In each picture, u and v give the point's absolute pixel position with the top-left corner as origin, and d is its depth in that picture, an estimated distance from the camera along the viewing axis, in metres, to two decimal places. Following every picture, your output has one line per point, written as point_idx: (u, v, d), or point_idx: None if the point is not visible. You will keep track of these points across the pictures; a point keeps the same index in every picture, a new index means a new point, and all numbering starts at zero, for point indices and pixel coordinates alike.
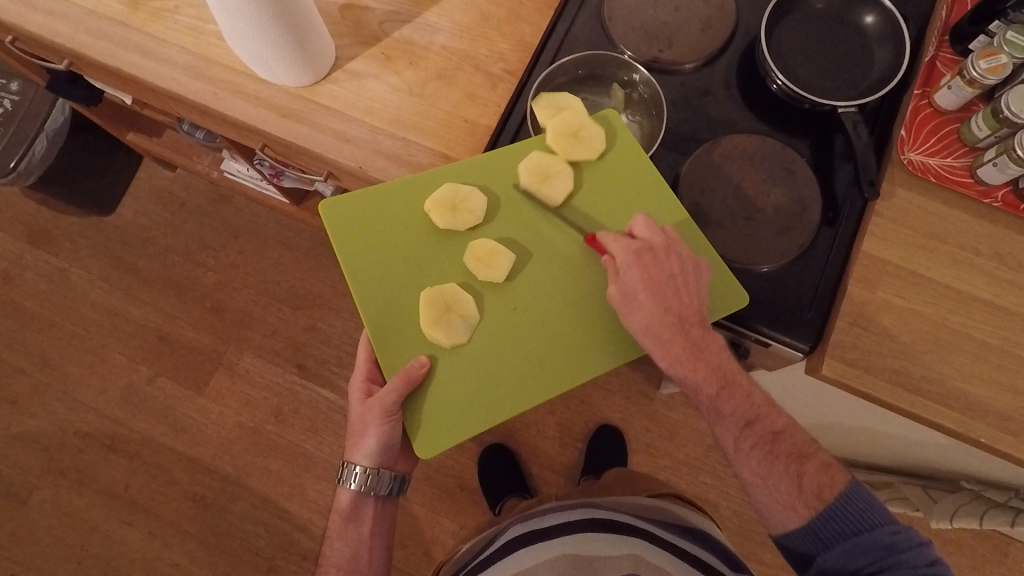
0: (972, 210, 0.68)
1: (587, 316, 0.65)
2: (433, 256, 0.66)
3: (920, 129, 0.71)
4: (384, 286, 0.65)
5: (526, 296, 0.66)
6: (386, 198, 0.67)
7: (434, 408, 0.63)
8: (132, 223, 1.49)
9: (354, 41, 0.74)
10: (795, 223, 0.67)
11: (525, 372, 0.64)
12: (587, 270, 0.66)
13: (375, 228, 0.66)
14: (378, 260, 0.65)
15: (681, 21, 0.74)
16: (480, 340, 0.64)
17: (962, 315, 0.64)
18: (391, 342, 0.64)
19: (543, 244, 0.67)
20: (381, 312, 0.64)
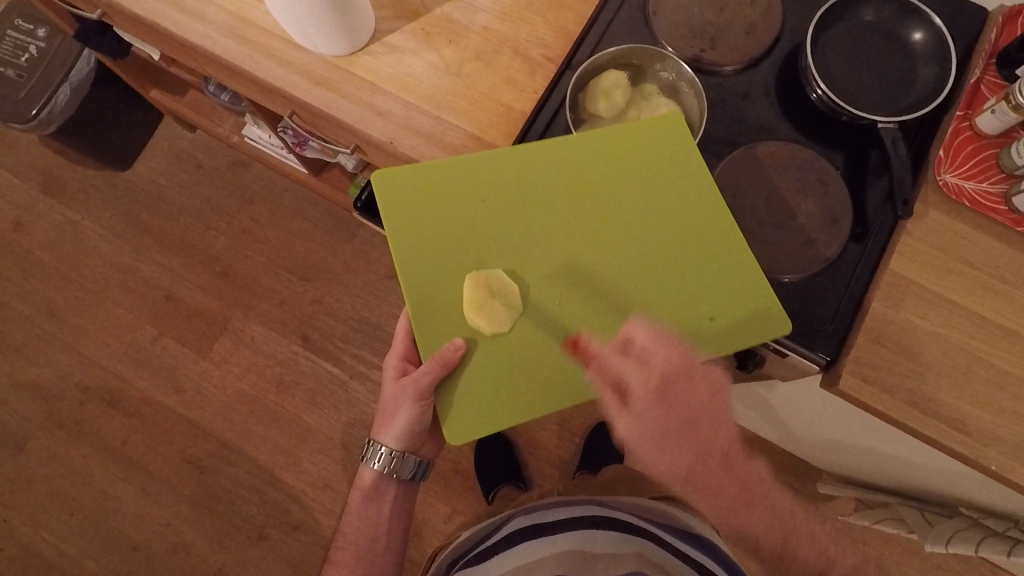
0: (1004, 238, 0.67)
1: (627, 322, 0.64)
2: (480, 241, 0.65)
3: (959, 150, 0.69)
4: (429, 265, 0.64)
5: (569, 294, 0.64)
6: (443, 176, 0.66)
7: (463, 395, 0.63)
8: (148, 181, 1.48)
9: (393, 14, 0.73)
10: (824, 236, 0.67)
11: (559, 372, 0.63)
12: (632, 276, 0.65)
13: (423, 202, 0.65)
14: (423, 237, 0.64)
15: (726, 22, 0.73)
16: (518, 335, 0.64)
17: (984, 342, 0.64)
18: (430, 320, 0.63)
19: (592, 243, 0.65)
20: (423, 292, 0.63)
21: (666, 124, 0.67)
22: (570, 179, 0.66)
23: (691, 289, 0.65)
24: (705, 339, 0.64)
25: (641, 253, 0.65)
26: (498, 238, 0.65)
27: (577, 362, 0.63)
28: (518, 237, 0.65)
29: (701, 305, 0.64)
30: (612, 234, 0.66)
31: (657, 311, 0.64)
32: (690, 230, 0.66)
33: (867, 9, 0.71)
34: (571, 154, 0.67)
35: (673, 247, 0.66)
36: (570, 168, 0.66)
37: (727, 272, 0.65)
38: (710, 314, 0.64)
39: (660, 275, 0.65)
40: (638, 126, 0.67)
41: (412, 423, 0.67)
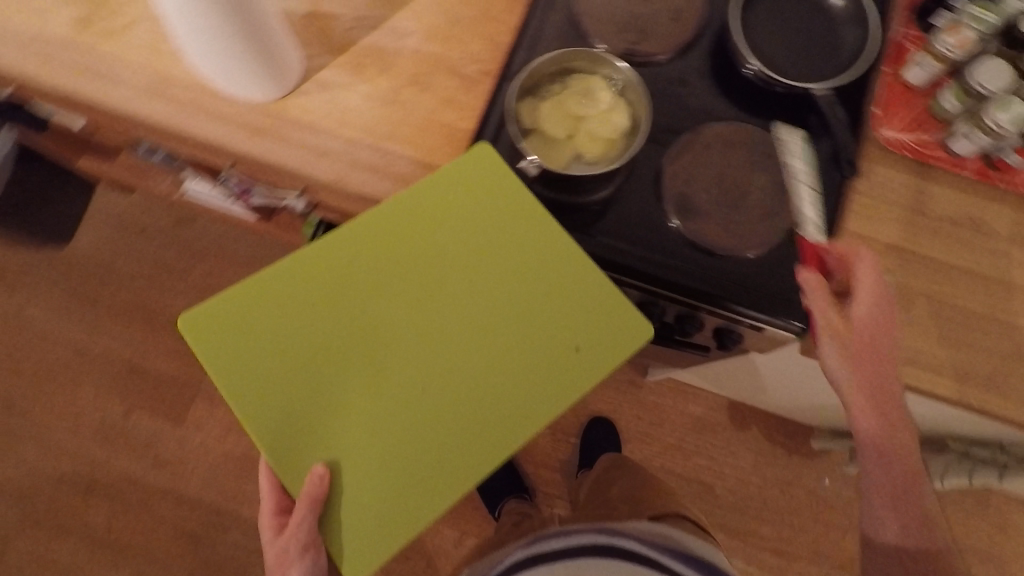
0: (946, 181, 0.69)
1: (512, 376, 0.55)
2: (323, 343, 0.55)
3: (894, 105, 0.72)
4: (272, 397, 0.53)
5: (437, 364, 0.55)
6: (251, 292, 0.55)
7: (357, 519, 0.52)
8: (92, 253, 1.43)
9: (321, 50, 0.71)
10: (778, 207, 0.68)
11: (455, 451, 0.53)
12: (498, 317, 0.57)
13: (238, 325, 0.54)
14: (256, 364, 0.54)
15: (653, 12, 0.74)
16: (395, 428, 0.53)
17: (944, 285, 0.66)
18: (291, 457, 0.52)
19: (438, 307, 0.56)
20: (274, 426, 0.52)
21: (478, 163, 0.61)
22: (399, 246, 0.58)
23: (562, 312, 0.57)
24: (588, 369, 0.56)
25: (498, 294, 0.57)
26: (336, 337, 0.55)
27: (470, 436, 0.53)
28: (357, 330, 0.55)
29: (565, 334, 0.57)
30: (457, 292, 0.57)
31: (531, 359, 0.56)
32: (543, 264, 0.58)
33: None
34: (394, 219, 0.59)
35: (527, 286, 0.58)
36: (396, 235, 0.58)
37: (589, 291, 0.58)
38: (583, 341, 0.57)
39: (526, 314, 0.57)
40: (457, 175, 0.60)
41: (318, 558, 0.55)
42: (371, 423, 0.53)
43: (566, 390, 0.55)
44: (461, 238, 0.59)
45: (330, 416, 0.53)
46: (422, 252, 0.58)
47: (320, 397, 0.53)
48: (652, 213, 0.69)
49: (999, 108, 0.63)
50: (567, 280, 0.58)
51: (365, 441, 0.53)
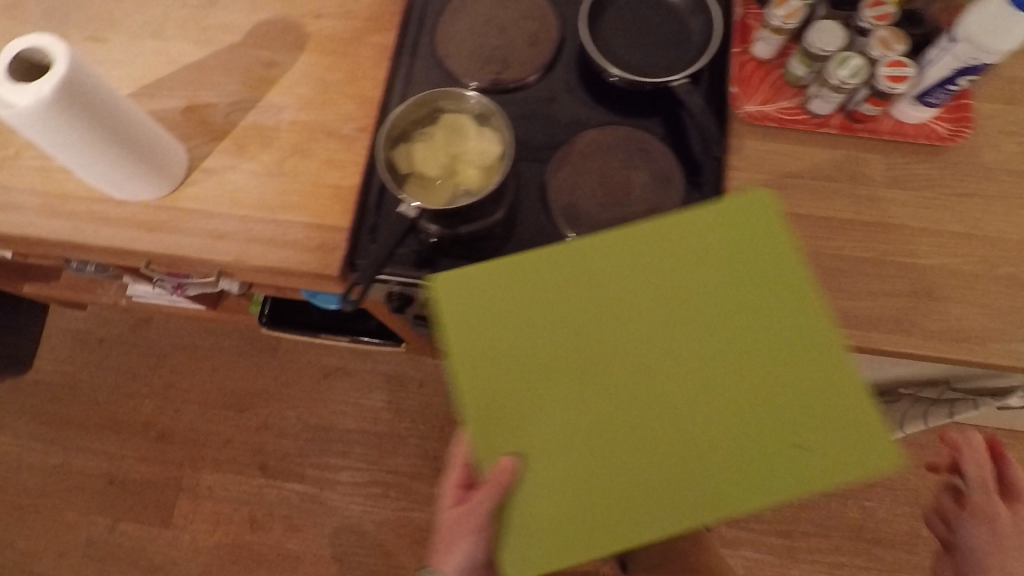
0: (819, 138, 0.71)
1: (706, 451, 0.55)
2: (532, 355, 0.57)
3: (751, 79, 0.72)
4: (495, 385, 0.57)
5: (640, 409, 0.56)
6: (511, 286, 0.58)
7: (528, 522, 0.55)
8: (55, 374, 1.44)
9: (203, 139, 0.74)
10: (663, 198, 0.71)
11: (637, 500, 0.54)
12: (738, 385, 0.55)
13: (491, 317, 0.57)
14: (497, 352, 0.57)
15: (510, 41, 0.77)
16: (581, 461, 0.55)
17: (834, 240, 0.67)
18: (486, 439, 0.56)
19: (670, 365, 0.56)
20: (483, 412, 0.56)
21: (755, 208, 0.59)
22: (707, 275, 0.57)
23: (775, 408, 0.55)
24: (791, 471, 0.54)
25: (726, 359, 0.56)
26: (570, 358, 0.57)
27: (653, 492, 0.54)
28: (578, 357, 0.57)
29: (783, 430, 0.54)
30: (711, 345, 0.56)
31: (727, 438, 0.55)
32: (791, 343, 0.56)
33: None
34: (717, 237, 0.58)
35: (767, 355, 0.56)
36: (714, 257, 0.58)
37: (836, 384, 0.55)
38: (799, 439, 0.54)
39: (764, 389, 0.55)
40: (701, 210, 0.58)
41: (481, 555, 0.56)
42: (552, 454, 0.56)
43: (735, 493, 0.54)
44: (789, 287, 0.57)
45: (533, 422, 0.56)
46: (741, 288, 0.57)
47: (531, 412, 0.56)
48: (547, 227, 0.71)
49: (840, 67, 0.65)
50: (799, 369, 0.55)
51: (546, 462, 0.56)
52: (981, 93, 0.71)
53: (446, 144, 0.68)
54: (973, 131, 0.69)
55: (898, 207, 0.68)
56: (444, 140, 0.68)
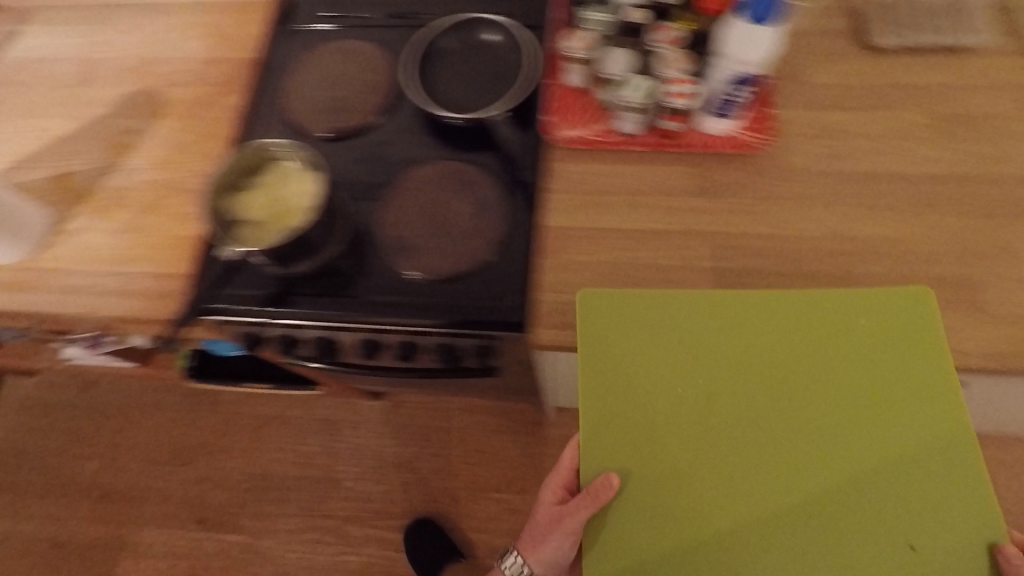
0: (631, 155, 0.73)
1: (815, 522, 0.58)
2: (661, 394, 0.62)
3: (563, 106, 0.76)
4: (620, 408, 0.62)
5: (756, 468, 0.60)
6: (667, 317, 0.64)
7: (618, 538, 0.60)
8: (6, 439, 1.49)
9: (66, 204, 0.79)
10: (484, 223, 0.74)
11: (724, 547, 0.58)
12: (856, 471, 0.59)
13: (617, 359, 0.64)
14: (626, 379, 0.63)
15: (351, 91, 0.83)
16: (686, 502, 0.60)
17: (643, 251, 0.69)
18: (604, 452, 0.62)
19: (809, 429, 0.60)
20: (608, 429, 0.62)
21: (899, 305, 0.62)
22: (818, 353, 0.62)
23: (892, 503, 0.58)
24: (891, 566, 0.56)
25: (852, 444, 0.59)
26: (692, 404, 0.62)
27: (748, 544, 0.58)
28: (705, 410, 0.62)
29: (899, 528, 0.57)
30: (828, 419, 0.60)
31: (831, 516, 0.58)
32: (916, 444, 0.59)
33: (449, 37, 0.82)
34: (810, 312, 0.63)
35: (906, 429, 0.59)
36: (828, 336, 0.62)
37: (943, 483, 0.58)
38: (897, 531, 0.57)
39: (886, 480, 0.58)
40: (853, 299, 0.63)
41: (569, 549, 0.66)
42: (662, 495, 0.60)
43: (832, 570, 0.56)
44: (898, 377, 0.61)
45: (646, 453, 0.61)
46: (838, 375, 0.61)
47: (645, 452, 0.61)
48: (374, 260, 0.74)
49: (633, 91, 0.69)
50: (930, 471, 0.58)
51: (650, 490, 0.60)
52: (786, 99, 0.74)
53: (278, 193, 0.71)
54: (779, 136, 0.72)
55: (711, 215, 0.70)
56: (277, 189, 0.71)
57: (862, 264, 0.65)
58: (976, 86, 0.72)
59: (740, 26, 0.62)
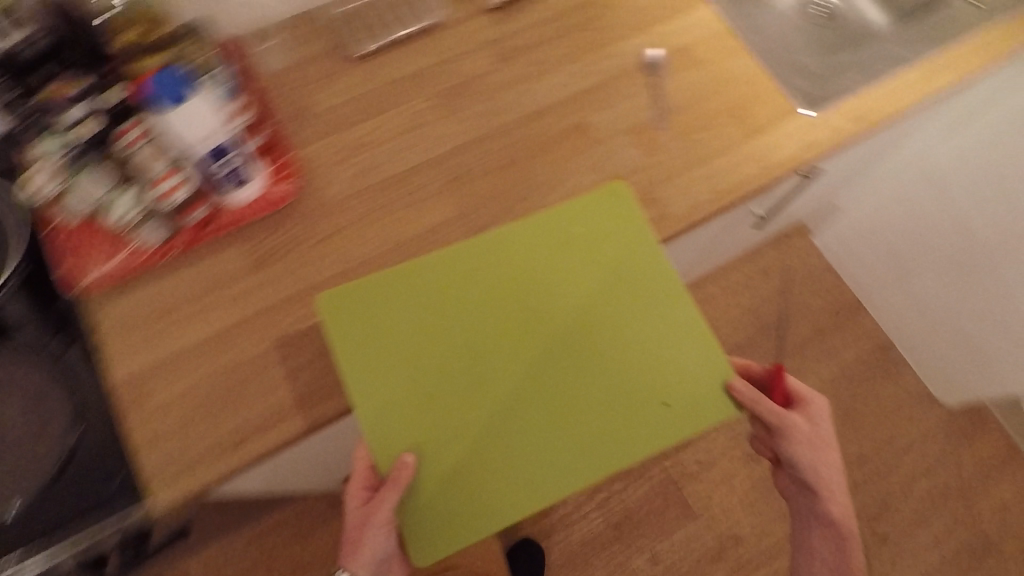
0: (175, 270, 0.72)
1: (588, 414, 0.65)
2: (427, 364, 0.65)
3: (81, 248, 0.72)
4: (392, 391, 0.64)
5: (526, 395, 0.65)
6: (409, 293, 0.68)
7: (430, 509, 0.62)
8: None
9: None
10: (52, 410, 0.68)
11: (523, 473, 0.63)
12: (607, 358, 0.67)
13: (377, 351, 0.65)
14: (391, 364, 0.65)
15: None
16: (478, 450, 0.63)
17: (224, 355, 0.69)
18: (390, 437, 0.63)
19: (568, 338, 0.67)
20: (387, 416, 0.63)
21: (593, 207, 0.73)
22: (545, 269, 0.70)
23: (645, 370, 0.67)
24: (660, 425, 0.64)
25: (596, 337, 0.68)
26: (456, 360, 0.66)
27: (541, 461, 0.63)
28: (473, 360, 0.66)
29: (656, 390, 0.66)
30: (573, 324, 0.68)
31: (599, 404, 0.65)
32: (643, 311, 0.69)
33: None
34: (530, 243, 0.71)
35: (638, 308, 0.69)
36: (547, 252, 0.71)
37: (677, 345, 0.68)
38: (654, 396, 0.66)
39: (632, 353, 0.67)
40: (555, 219, 0.72)
41: (388, 544, 0.62)
42: (461, 450, 0.63)
43: (616, 451, 0.63)
44: (610, 263, 0.71)
45: (432, 422, 0.64)
46: (566, 282, 0.70)
47: (434, 419, 0.64)
48: None
49: (135, 205, 0.68)
50: (660, 330, 0.68)
51: (442, 451, 0.63)
52: (305, 138, 0.78)
53: None
54: (310, 177, 0.76)
55: (278, 280, 0.72)
56: None
57: (509, 198, 0.76)
58: (452, 65, 0.83)
59: (174, 115, 0.62)
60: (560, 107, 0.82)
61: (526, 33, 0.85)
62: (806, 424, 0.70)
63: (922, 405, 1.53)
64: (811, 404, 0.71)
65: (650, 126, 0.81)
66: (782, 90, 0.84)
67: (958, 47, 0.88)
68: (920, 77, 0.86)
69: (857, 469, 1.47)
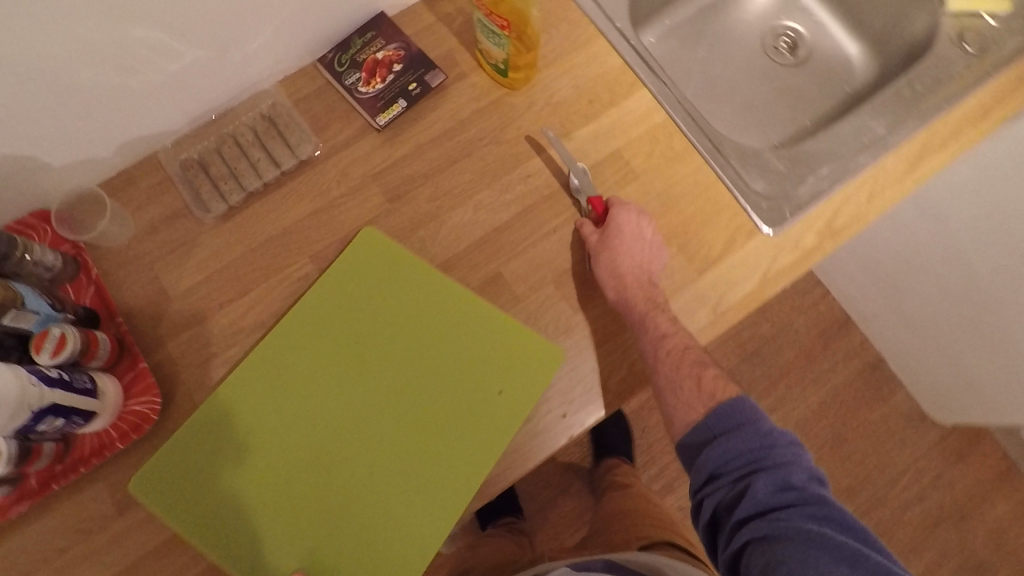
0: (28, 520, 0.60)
1: (440, 436, 0.61)
2: (262, 476, 0.60)
3: None
4: (247, 519, 0.59)
5: (370, 449, 0.60)
6: (212, 416, 0.61)
7: None
8: None
9: None
10: None
11: (410, 518, 0.59)
12: (431, 376, 0.62)
13: (198, 497, 0.59)
14: (229, 496, 0.59)
15: None
16: (358, 526, 0.59)
17: None
18: (269, 556, 0.58)
19: (385, 369, 0.63)
20: (253, 539, 0.58)
21: (368, 247, 0.66)
22: (342, 320, 0.64)
23: (470, 370, 0.63)
24: (506, 411, 0.62)
25: (413, 360, 0.63)
26: (291, 455, 0.60)
27: (421, 499, 0.59)
28: (307, 445, 0.60)
29: (488, 380, 0.63)
30: (386, 361, 0.63)
31: (443, 417, 0.61)
32: (451, 321, 0.64)
33: None
34: (320, 306, 0.64)
35: (444, 315, 0.64)
36: (337, 307, 0.64)
37: (490, 329, 0.64)
38: (489, 385, 0.62)
39: (452, 363, 0.63)
40: (338, 272, 0.65)
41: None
42: (344, 526, 0.59)
43: (482, 449, 0.60)
44: (406, 291, 0.65)
45: (298, 524, 0.59)
46: (366, 321, 0.64)
47: (299, 516, 0.59)
48: None
49: None
50: (470, 332, 0.64)
51: (328, 545, 0.58)
52: (164, 334, 0.65)
53: None
54: (176, 385, 0.64)
55: (149, 523, 0.61)
56: None
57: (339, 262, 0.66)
58: (334, 210, 0.68)
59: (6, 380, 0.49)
60: (473, 253, 0.68)
61: (426, 156, 0.70)
62: (595, 230, 0.66)
63: (913, 428, 1.47)
64: (614, 213, 0.66)
65: (580, 273, 0.67)
66: (740, 204, 0.69)
67: (947, 116, 0.73)
68: (903, 166, 0.71)
69: (849, 503, 1.42)
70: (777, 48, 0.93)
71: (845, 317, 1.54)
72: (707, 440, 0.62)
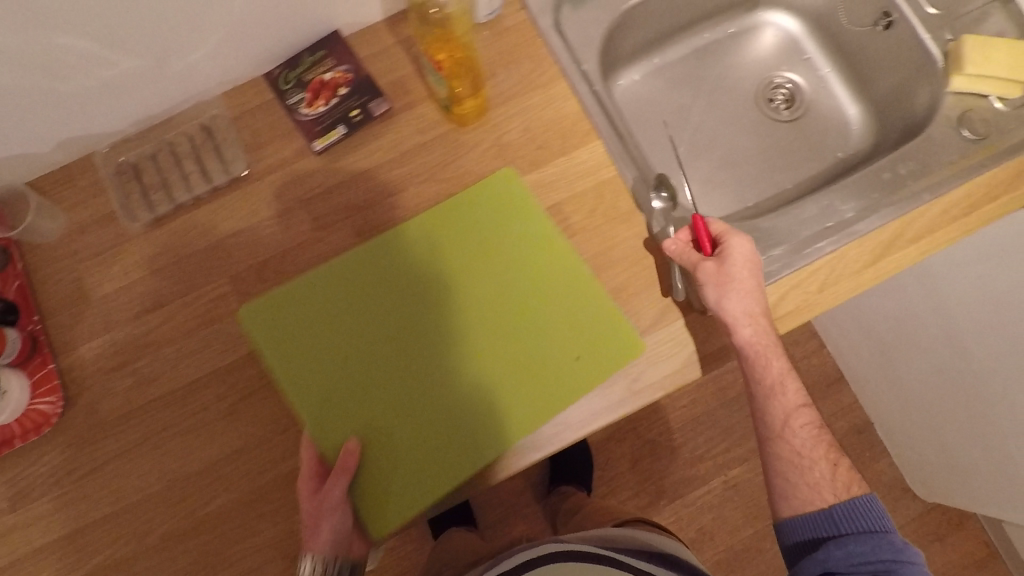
0: None
1: (513, 375, 0.60)
2: (353, 345, 0.61)
3: None
4: (319, 384, 0.60)
5: (443, 370, 0.60)
6: (339, 269, 0.64)
7: (375, 497, 0.57)
8: None
9: None
10: None
11: (463, 442, 0.58)
12: (521, 317, 0.62)
13: (298, 342, 0.61)
14: (317, 355, 0.60)
15: None
16: (406, 435, 0.58)
17: None
18: (332, 421, 0.58)
19: (478, 295, 0.63)
20: (320, 404, 0.59)
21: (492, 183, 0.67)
22: (452, 240, 0.65)
23: (559, 320, 0.62)
24: (576, 376, 0.60)
25: (510, 296, 0.63)
26: (388, 331, 0.61)
27: (476, 429, 0.59)
28: (404, 328, 0.62)
29: (575, 333, 0.62)
30: (483, 292, 0.63)
31: (521, 359, 0.61)
32: (550, 270, 0.64)
33: None
34: (442, 213, 0.66)
35: (545, 262, 0.64)
36: (453, 224, 0.65)
37: (586, 287, 0.63)
38: (575, 338, 0.61)
39: (544, 306, 0.62)
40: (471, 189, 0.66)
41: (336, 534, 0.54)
42: (396, 428, 0.58)
43: (550, 400, 0.59)
44: (509, 237, 0.65)
45: (361, 406, 0.59)
46: (474, 248, 0.65)
47: (362, 404, 0.59)
48: None
49: None
50: (569, 282, 0.63)
51: (377, 440, 0.58)
52: (78, 335, 0.65)
53: None
54: (80, 388, 0.64)
55: (33, 524, 0.60)
56: None
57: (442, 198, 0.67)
58: (261, 231, 0.67)
59: None
60: None
61: (362, 186, 0.68)
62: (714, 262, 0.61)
63: (891, 498, 1.39)
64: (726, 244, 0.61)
65: None
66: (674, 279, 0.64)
67: (927, 206, 0.67)
68: (868, 255, 0.66)
69: None
70: (772, 101, 0.87)
71: (837, 374, 1.46)
72: (829, 536, 0.58)
